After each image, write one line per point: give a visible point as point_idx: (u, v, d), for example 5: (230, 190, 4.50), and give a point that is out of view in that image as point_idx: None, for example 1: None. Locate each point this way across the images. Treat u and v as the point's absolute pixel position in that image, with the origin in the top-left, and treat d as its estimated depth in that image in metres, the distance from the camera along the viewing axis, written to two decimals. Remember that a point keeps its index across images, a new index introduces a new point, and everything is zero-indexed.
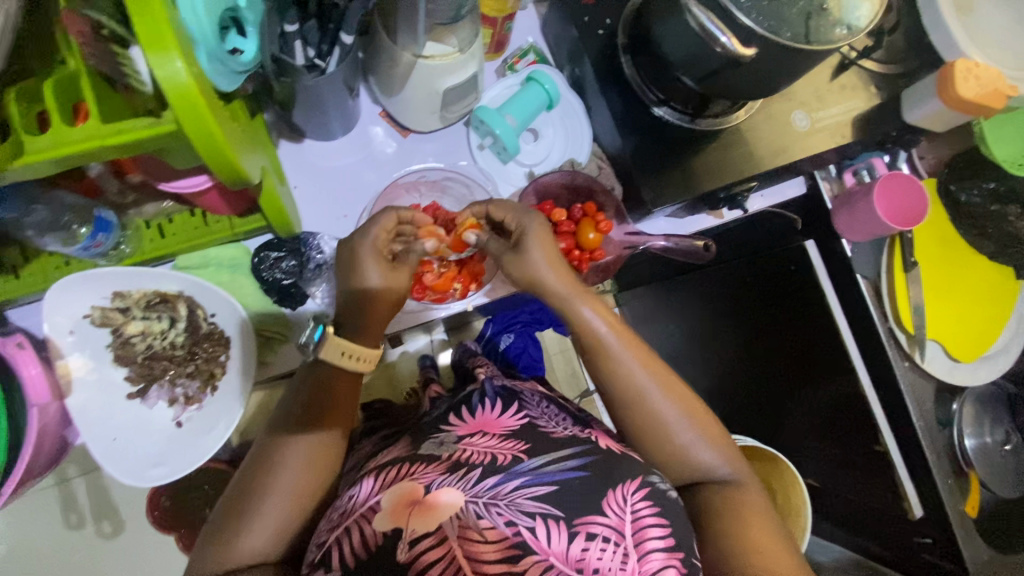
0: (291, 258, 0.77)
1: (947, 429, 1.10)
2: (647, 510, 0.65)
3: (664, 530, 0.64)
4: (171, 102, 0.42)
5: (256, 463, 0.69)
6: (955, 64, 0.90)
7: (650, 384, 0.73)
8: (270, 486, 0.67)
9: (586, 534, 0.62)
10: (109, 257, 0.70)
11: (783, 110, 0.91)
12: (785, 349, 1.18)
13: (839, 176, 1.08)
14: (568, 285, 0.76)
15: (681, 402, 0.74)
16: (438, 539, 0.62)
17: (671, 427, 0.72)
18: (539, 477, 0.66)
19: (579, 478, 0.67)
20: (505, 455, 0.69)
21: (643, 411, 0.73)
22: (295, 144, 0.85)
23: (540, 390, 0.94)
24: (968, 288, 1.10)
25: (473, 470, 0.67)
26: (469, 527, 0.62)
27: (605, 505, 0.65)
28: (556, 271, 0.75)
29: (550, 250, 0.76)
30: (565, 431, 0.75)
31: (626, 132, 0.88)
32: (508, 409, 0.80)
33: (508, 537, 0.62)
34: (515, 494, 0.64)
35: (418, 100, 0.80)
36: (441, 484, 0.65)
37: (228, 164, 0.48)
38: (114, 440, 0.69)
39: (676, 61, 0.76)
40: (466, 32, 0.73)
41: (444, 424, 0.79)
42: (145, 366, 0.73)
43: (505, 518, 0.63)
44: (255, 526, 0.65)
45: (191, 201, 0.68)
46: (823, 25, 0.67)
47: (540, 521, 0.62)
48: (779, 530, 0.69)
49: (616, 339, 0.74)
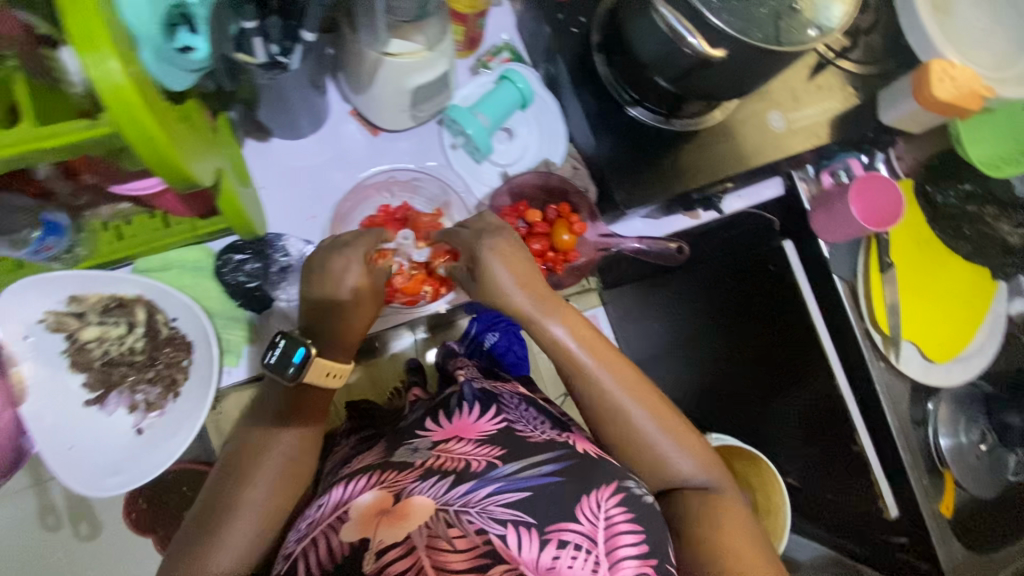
0: (255, 260, 0.77)
1: (922, 428, 1.11)
2: (621, 516, 0.64)
3: (637, 537, 0.63)
4: (106, 102, 0.40)
5: (228, 475, 0.71)
6: (931, 65, 0.90)
7: (622, 397, 0.72)
8: (241, 500, 0.69)
9: (558, 542, 0.61)
10: (64, 260, 0.68)
11: (759, 111, 0.90)
12: (769, 348, 1.16)
13: (817, 176, 1.08)
14: (540, 300, 0.73)
15: (656, 412, 0.73)
16: (406, 550, 0.60)
17: (647, 439, 0.72)
18: (512, 483, 0.65)
19: (553, 483, 0.66)
20: (481, 462, 0.68)
21: (618, 424, 0.72)
22: (261, 142, 0.83)
23: (520, 389, 0.90)
24: (945, 288, 1.10)
25: (443, 478, 0.67)
26: (438, 536, 0.61)
27: (578, 511, 0.64)
28: (526, 288, 0.72)
29: (519, 267, 0.72)
30: (543, 435, 0.73)
31: (601, 132, 0.86)
32: (486, 413, 0.77)
33: (478, 545, 0.61)
34: (487, 501, 0.64)
35: (387, 99, 0.78)
36: (412, 492, 0.65)
37: (172, 166, 0.46)
38: (71, 448, 0.69)
39: (649, 61, 0.75)
40: (434, 30, 0.72)
41: (419, 431, 0.77)
42: (103, 371, 0.72)
43: (476, 526, 0.62)
44: (227, 538, 0.67)
45: (149, 202, 0.66)
46: (793, 25, 0.66)
47: (512, 529, 0.62)
48: (753, 532, 0.69)
49: (587, 355, 0.72)
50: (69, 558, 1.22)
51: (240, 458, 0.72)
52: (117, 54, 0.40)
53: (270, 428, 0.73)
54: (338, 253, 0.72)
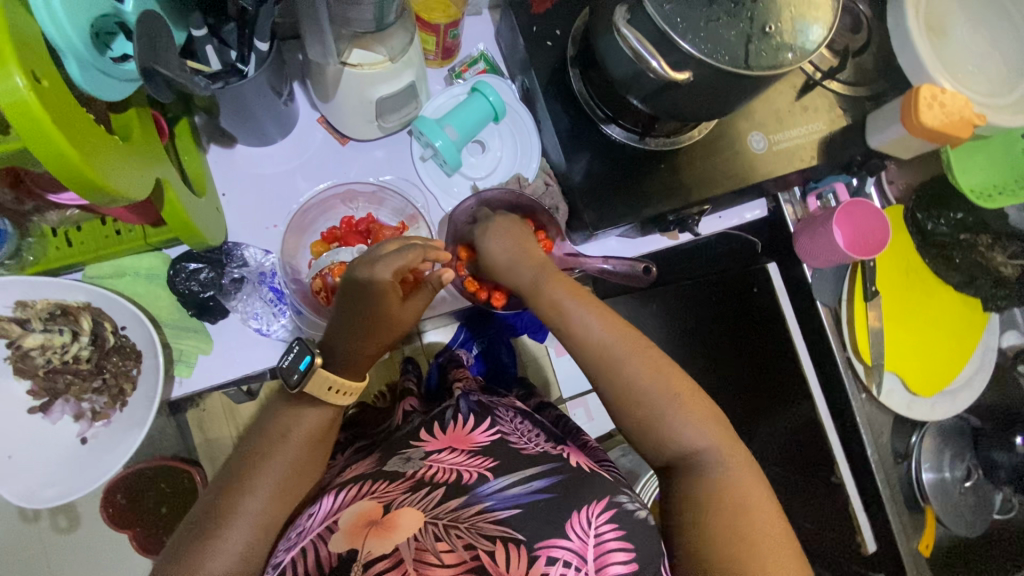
0: (208, 269, 0.75)
1: (904, 462, 1.07)
2: (611, 533, 0.59)
3: (628, 554, 0.58)
4: (5, 117, 0.39)
5: (227, 480, 0.63)
6: (921, 89, 0.86)
7: (624, 355, 0.67)
8: (238, 509, 0.60)
9: (548, 558, 0.56)
10: (10, 265, 0.67)
11: (739, 131, 0.87)
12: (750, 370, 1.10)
13: (803, 199, 1.03)
14: (537, 267, 0.74)
15: (660, 369, 0.66)
16: (392, 563, 0.54)
17: (645, 402, 0.65)
18: (498, 501, 0.60)
19: (543, 499, 0.61)
20: (472, 474, 0.63)
21: (613, 382, 0.66)
22: (226, 148, 0.81)
23: (517, 403, 0.85)
24: (931, 319, 1.06)
25: (434, 489, 0.62)
26: (427, 549, 0.55)
27: (567, 527, 0.59)
28: (520, 257, 0.75)
29: (508, 243, 0.76)
30: (537, 448, 0.69)
31: (575, 150, 0.84)
32: (480, 424, 0.73)
33: (466, 560, 0.55)
34: (476, 517, 0.59)
35: (351, 109, 0.76)
36: (401, 504, 0.60)
37: (87, 182, 0.44)
38: (9, 458, 0.68)
39: (620, 80, 0.73)
40: (397, 40, 0.70)
41: (414, 440, 0.72)
42: (46, 379, 0.71)
43: (464, 543, 0.56)
44: (218, 550, 0.58)
45: (99, 211, 0.65)
46: (767, 48, 0.63)
47: (501, 545, 0.56)
48: (771, 519, 0.59)
49: (581, 307, 0.70)
50: (41, 553, 1.21)
51: (242, 465, 0.63)
52: (22, 70, 0.38)
53: (272, 438, 0.64)
54: (376, 266, 0.64)
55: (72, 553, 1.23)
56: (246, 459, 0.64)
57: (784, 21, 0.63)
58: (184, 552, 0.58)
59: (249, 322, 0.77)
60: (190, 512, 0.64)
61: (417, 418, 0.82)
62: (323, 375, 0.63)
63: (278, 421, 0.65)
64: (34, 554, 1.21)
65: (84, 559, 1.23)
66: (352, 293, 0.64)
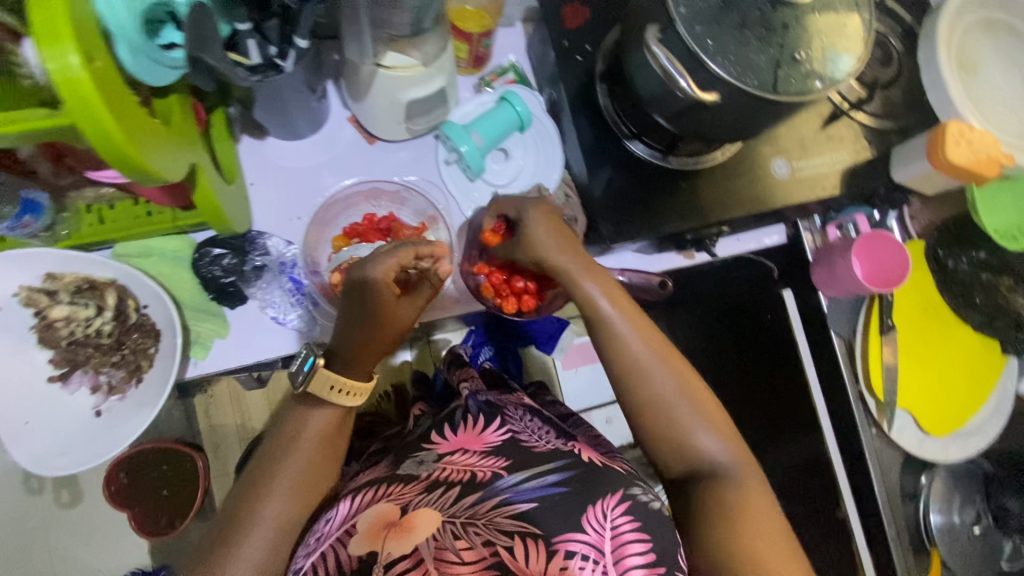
0: (233, 255, 0.78)
1: (912, 502, 1.05)
2: (627, 525, 0.58)
3: (645, 545, 0.57)
4: (59, 92, 0.41)
5: (246, 486, 0.63)
6: (950, 126, 0.86)
7: (650, 360, 0.65)
8: (255, 518, 0.61)
9: (565, 552, 0.56)
10: (43, 238, 0.69)
11: (763, 156, 0.88)
12: (761, 399, 1.10)
13: (823, 228, 1.04)
14: (575, 257, 0.70)
15: (682, 376, 0.65)
16: (413, 564, 0.56)
17: (668, 408, 0.64)
18: (517, 495, 0.61)
19: (557, 494, 0.61)
20: (485, 473, 0.64)
21: (636, 387, 0.65)
22: (257, 140, 0.84)
23: (526, 401, 0.83)
24: (948, 358, 1.04)
25: (450, 488, 0.63)
26: (447, 547, 0.57)
27: (583, 520, 0.58)
28: (562, 249, 0.71)
29: (556, 232, 0.72)
30: (548, 445, 0.68)
31: (598, 164, 0.85)
32: (491, 424, 0.72)
33: (484, 557, 0.57)
34: (493, 513, 0.60)
35: (381, 110, 0.78)
36: (418, 505, 0.61)
37: (130, 161, 0.46)
38: (26, 423, 0.70)
39: (648, 98, 0.74)
40: (431, 45, 0.72)
41: (425, 443, 0.72)
42: (69, 350, 0.73)
43: (482, 539, 0.58)
44: (237, 558, 0.59)
45: (132, 190, 0.67)
46: (794, 75, 0.63)
47: (518, 541, 0.57)
48: (777, 527, 0.60)
49: (620, 315, 0.67)
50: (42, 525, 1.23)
51: (257, 471, 0.64)
52: (78, 49, 0.40)
53: (288, 441, 0.65)
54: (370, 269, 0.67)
55: (74, 527, 1.24)
56: (264, 462, 0.65)
57: (814, 50, 0.64)
58: (204, 560, 0.59)
59: (268, 312, 0.79)
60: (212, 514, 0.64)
61: (426, 422, 0.82)
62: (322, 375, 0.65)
63: (297, 423, 0.66)
64: (37, 525, 1.23)
65: (84, 535, 1.25)
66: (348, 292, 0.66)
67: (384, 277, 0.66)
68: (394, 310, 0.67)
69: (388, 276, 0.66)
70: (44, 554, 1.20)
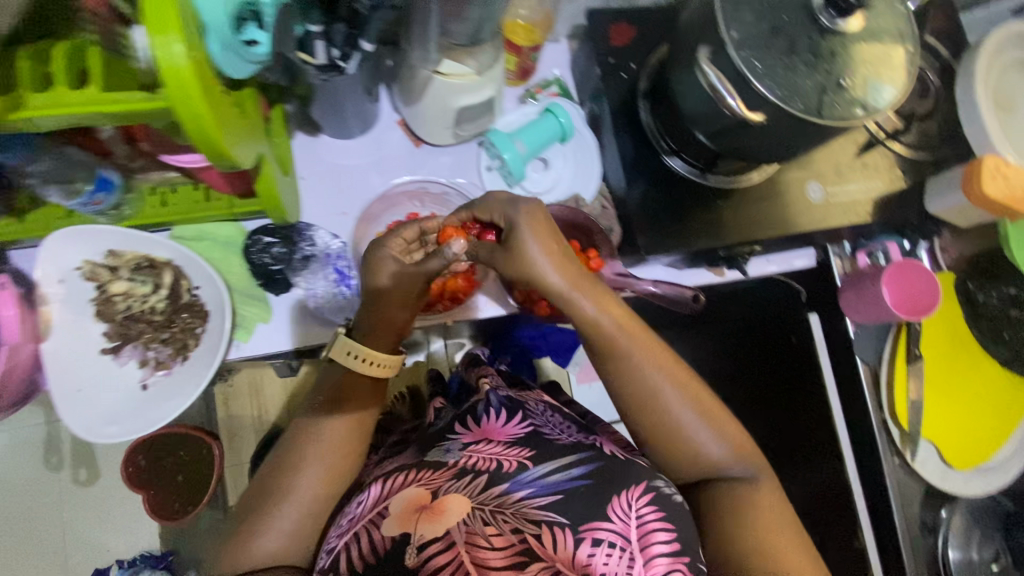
0: (282, 244, 0.80)
1: (931, 536, 1.03)
2: (651, 516, 0.59)
3: (670, 535, 0.58)
4: (164, 78, 0.44)
5: (279, 462, 0.70)
6: (986, 160, 0.87)
7: (662, 380, 0.65)
8: (288, 489, 0.67)
9: (592, 540, 0.57)
10: (109, 216, 0.73)
11: (798, 180, 0.90)
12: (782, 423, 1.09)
13: (853, 254, 1.04)
14: (568, 278, 0.64)
15: (696, 398, 0.67)
16: (445, 545, 0.57)
17: (680, 424, 0.66)
18: (541, 487, 0.62)
19: (582, 486, 0.62)
20: (511, 463, 0.65)
21: (647, 402, 0.65)
22: (310, 136, 0.87)
23: (546, 398, 0.84)
24: (974, 392, 1.04)
25: (477, 476, 0.64)
26: (477, 532, 0.57)
27: (609, 510, 0.59)
28: (556, 266, 0.64)
29: (552, 246, 0.65)
30: (570, 438, 0.70)
31: (634, 177, 0.87)
32: (513, 418, 0.73)
33: (514, 543, 0.57)
34: (522, 503, 0.61)
35: (432, 114, 0.82)
36: (448, 490, 0.62)
37: (214, 145, 0.49)
38: (77, 391, 0.73)
39: (691, 116, 0.76)
40: (486, 56, 0.75)
41: (449, 433, 0.73)
42: (122, 325, 0.77)
43: (511, 526, 0.58)
44: (274, 530, 0.66)
45: (195, 175, 0.70)
46: (837, 101, 0.65)
47: (546, 529, 0.58)
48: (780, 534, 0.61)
49: (631, 340, 0.65)
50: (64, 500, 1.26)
51: (289, 449, 0.70)
52: (182, 38, 0.43)
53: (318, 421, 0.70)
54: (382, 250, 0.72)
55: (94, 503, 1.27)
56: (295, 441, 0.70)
57: (857, 78, 0.66)
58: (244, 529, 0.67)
59: (309, 302, 0.81)
60: (250, 484, 0.72)
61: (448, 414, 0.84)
62: (344, 340, 0.70)
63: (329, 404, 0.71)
64: (58, 499, 1.26)
65: (101, 511, 1.27)
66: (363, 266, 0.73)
67: (391, 261, 0.70)
68: (387, 284, 0.69)
69: (389, 250, 0.72)
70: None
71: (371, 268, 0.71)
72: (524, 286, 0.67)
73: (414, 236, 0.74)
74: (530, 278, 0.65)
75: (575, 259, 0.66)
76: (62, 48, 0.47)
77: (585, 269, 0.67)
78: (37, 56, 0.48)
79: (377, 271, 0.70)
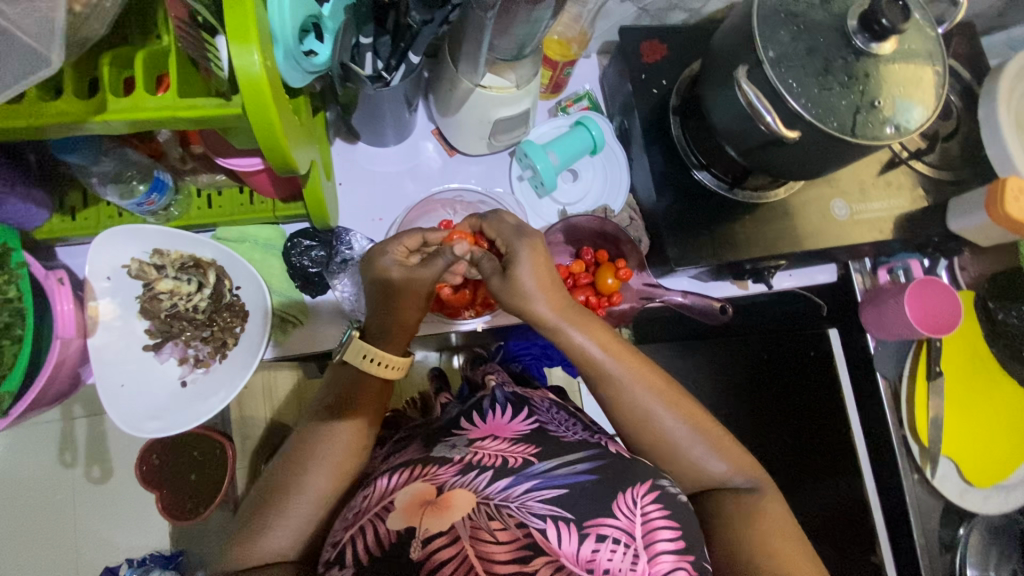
0: (321, 248, 0.82)
1: (949, 553, 1.02)
2: (657, 512, 0.57)
3: (674, 533, 0.56)
4: (241, 88, 0.47)
5: (287, 460, 0.67)
6: (1008, 181, 0.88)
7: (653, 400, 0.65)
8: (296, 486, 0.64)
9: (596, 536, 0.55)
10: (158, 216, 0.77)
11: (823, 196, 0.91)
12: (800, 436, 1.10)
13: (873, 271, 1.05)
14: (556, 308, 0.66)
15: (691, 416, 0.66)
16: (450, 540, 0.54)
17: (674, 442, 0.65)
18: (548, 481, 0.59)
19: (588, 482, 0.59)
20: (516, 459, 0.61)
21: (639, 423, 0.66)
22: (348, 143, 0.91)
23: (550, 397, 0.81)
24: (993, 410, 1.05)
25: (482, 472, 0.59)
26: (481, 527, 0.55)
27: (614, 506, 0.57)
28: (544, 295, 0.66)
29: (542, 275, 0.66)
30: (575, 436, 0.67)
31: (662, 188, 0.89)
32: (518, 414, 0.70)
33: (519, 538, 0.54)
34: (526, 496, 0.57)
35: (470, 125, 0.84)
36: (454, 485, 0.58)
37: (280, 154, 0.53)
38: (121, 386, 0.75)
39: (723, 130, 0.78)
40: (526, 70, 0.77)
41: (455, 428, 0.70)
42: (166, 322, 0.78)
43: (517, 521, 0.55)
44: (280, 522, 0.63)
45: (242, 178, 0.73)
46: (870, 121, 0.67)
47: (550, 525, 0.55)
48: (801, 546, 0.61)
49: (621, 366, 0.66)
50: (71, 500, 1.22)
51: (298, 441, 0.68)
52: (260, 49, 0.46)
53: (329, 412, 0.68)
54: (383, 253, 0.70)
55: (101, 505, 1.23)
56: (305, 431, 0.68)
57: (889, 98, 0.68)
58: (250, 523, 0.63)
59: (345, 305, 0.82)
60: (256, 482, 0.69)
61: (454, 408, 0.79)
62: (359, 343, 0.68)
63: (342, 394, 0.69)
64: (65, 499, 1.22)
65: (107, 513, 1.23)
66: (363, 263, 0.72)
67: (390, 262, 0.69)
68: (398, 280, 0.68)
69: (391, 259, 0.69)
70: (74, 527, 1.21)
71: (371, 261, 0.71)
72: (518, 315, 0.69)
73: (416, 243, 0.71)
74: (523, 308, 0.67)
75: (563, 287, 0.68)
76: (143, 54, 0.50)
77: (574, 300, 0.69)
78: (115, 60, 0.51)
79: (382, 274, 0.69)
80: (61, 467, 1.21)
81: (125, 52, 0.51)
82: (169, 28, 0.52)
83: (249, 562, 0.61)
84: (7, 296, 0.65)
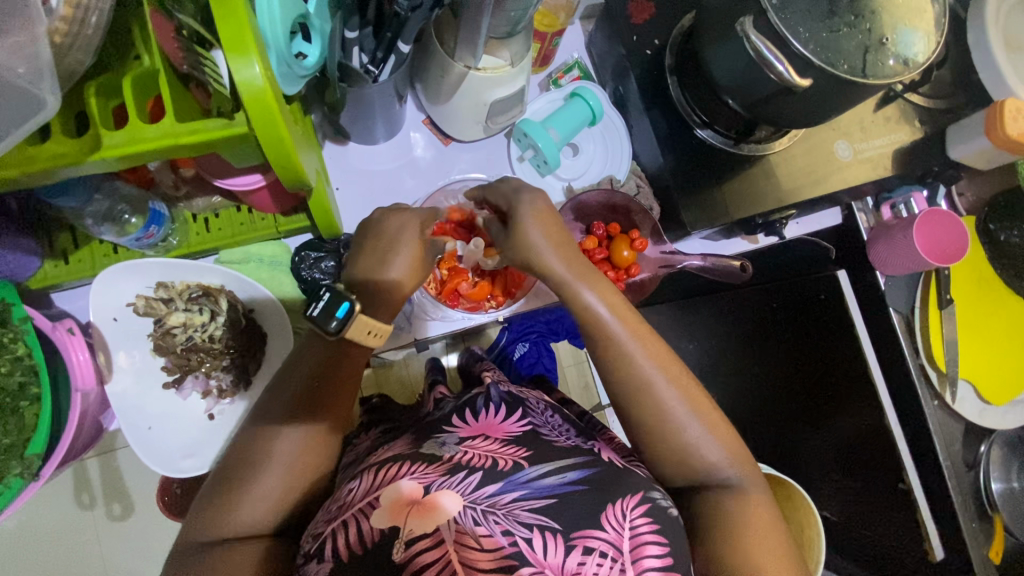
0: (330, 258, 0.77)
1: (973, 471, 1.04)
2: (646, 527, 0.53)
3: (662, 549, 0.53)
4: (245, 105, 0.44)
5: (236, 465, 0.60)
6: (1006, 103, 0.89)
7: (657, 373, 0.62)
8: (248, 488, 0.58)
9: (582, 548, 0.51)
10: (158, 248, 0.74)
11: (826, 140, 0.90)
12: (799, 375, 1.11)
13: (876, 209, 1.07)
14: (569, 262, 0.66)
15: (693, 397, 0.63)
16: (434, 543, 0.50)
17: (673, 418, 0.62)
18: (537, 489, 0.54)
19: (576, 492, 0.54)
20: (506, 461, 0.56)
21: (638, 394, 0.62)
22: (339, 145, 0.88)
23: (546, 398, 0.78)
24: (1002, 328, 1.07)
25: (471, 473, 0.54)
26: (467, 531, 0.50)
27: (603, 518, 0.53)
28: (557, 249, 0.66)
29: (552, 229, 0.67)
30: (568, 441, 0.62)
31: (666, 150, 0.88)
32: (512, 415, 0.65)
33: (503, 547, 0.50)
34: (513, 505, 0.52)
35: (464, 109, 0.80)
36: (441, 485, 0.53)
37: (290, 166, 0.50)
38: (149, 429, 0.75)
39: (724, 84, 0.77)
40: (519, 45, 0.73)
41: (445, 425, 0.64)
42: (183, 356, 0.77)
43: (502, 527, 0.51)
44: (254, 489, 0.58)
45: (242, 198, 0.70)
46: (879, 58, 0.66)
47: (538, 534, 0.51)
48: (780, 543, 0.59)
49: (625, 328, 0.64)
50: (66, 558, 1.09)
51: (269, 435, 0.60)
52: (259, 60, 0.43)
53: (295, 410, 0.61)
54: (394, 215, 0.66)
55: (94, 557, 1.10)
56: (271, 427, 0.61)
57: (893, 29, 0.66)
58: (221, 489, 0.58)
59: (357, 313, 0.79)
60: (208, 477, 0.61)
61: (447, 403, 0.72)
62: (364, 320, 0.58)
63: (316, 390, 0.62)
64: (58, 557, 1.09)
65: (107, 563, 1.11)
66: (365, 244, 0.65)
67: (403, 262, 0.64)
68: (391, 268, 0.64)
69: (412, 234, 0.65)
70: (96, 568, 1.10)
71: (381, 245, 0.65)
72: (527, 270, 0.69)
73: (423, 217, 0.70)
74: (532, 259, 0.67)
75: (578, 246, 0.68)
76: (132, 77, 0.48)
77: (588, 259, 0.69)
78: (102, 89, 0.49)
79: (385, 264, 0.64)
80: (77, 510, 1.10)
81: (110, 81, 0.49)
82: (151, 47, 0.50)
83: (226, 533, 0.57)
84: (16, 353, 0.63)
